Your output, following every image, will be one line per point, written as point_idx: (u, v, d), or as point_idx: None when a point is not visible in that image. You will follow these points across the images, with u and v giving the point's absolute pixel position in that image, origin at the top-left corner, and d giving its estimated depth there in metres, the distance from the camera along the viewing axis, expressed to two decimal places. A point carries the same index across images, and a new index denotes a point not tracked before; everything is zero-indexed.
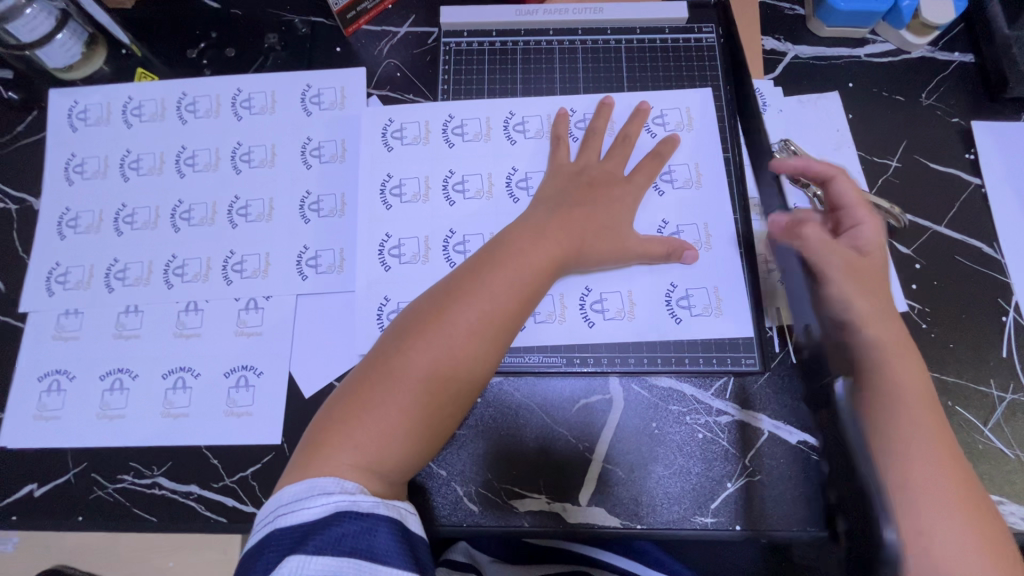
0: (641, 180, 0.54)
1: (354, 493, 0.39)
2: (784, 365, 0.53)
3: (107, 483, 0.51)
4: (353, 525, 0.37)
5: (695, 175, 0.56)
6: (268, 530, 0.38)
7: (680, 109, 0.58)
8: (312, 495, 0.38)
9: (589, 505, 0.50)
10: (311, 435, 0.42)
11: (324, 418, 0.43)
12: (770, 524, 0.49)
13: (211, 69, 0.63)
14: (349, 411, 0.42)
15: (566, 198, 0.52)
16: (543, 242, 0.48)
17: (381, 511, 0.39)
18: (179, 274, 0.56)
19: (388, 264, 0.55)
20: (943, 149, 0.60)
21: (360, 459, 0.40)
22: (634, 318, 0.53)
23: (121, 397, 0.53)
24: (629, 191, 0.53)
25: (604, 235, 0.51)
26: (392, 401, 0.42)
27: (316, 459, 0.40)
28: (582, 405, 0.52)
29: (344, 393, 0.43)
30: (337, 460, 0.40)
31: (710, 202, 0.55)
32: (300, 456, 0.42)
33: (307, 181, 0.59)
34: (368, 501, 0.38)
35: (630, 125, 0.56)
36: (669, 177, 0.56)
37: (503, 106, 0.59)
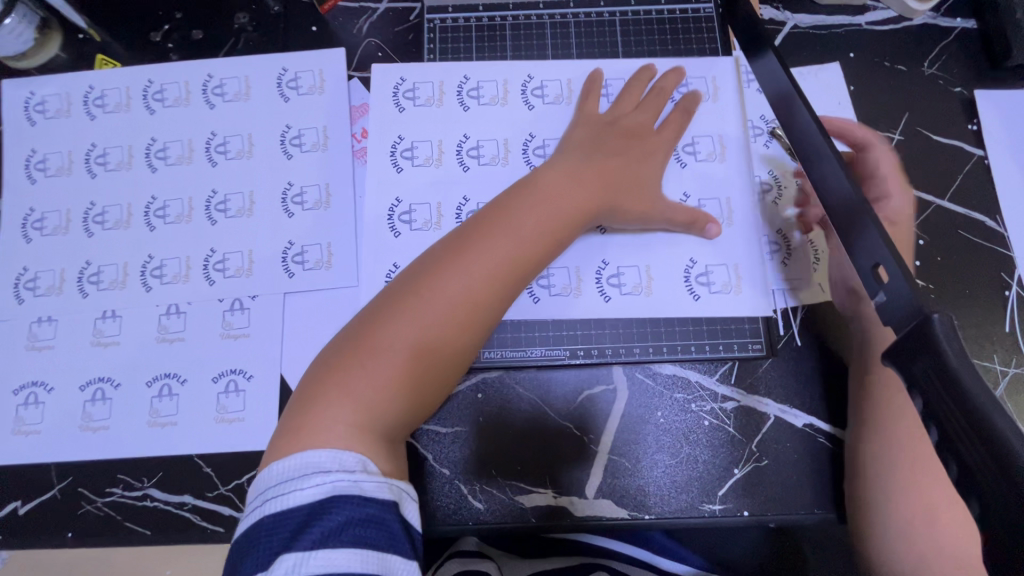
0: (671, 134, 0.53)
1: (353, 473, 0.36)
2: (789, 348, 0.52)
3: (96, 497, 0.49)
4: (354, 511, 0.34)
5: (718, 148, 0.55)
6: (260, 515, 0.35)
7: (704, 79, 0.57)
8: (307, 474, 0.35)
9: (596, 497, 0.49)
10: (303, 396, 0.40)
11: (316, 379, 0.41)
12: (778, 509, 0.49)
13: (178, 54, 0.59)
14: (343, 370, 0.40)
15: (601, 145, 0.51)
16: (573, 189, 0.48)
17: (385, 496, 0.36)
18: (157, 276, 0.53)
19: (399, 231, 0.53)
20: (945, 120, 0.58)
21: (357, 418, 0.39)
22: (651, 293, 0.52)
23: (104, 407, 0.51)
24: (661, 145, 0.53)
25: (635, 192, 0.50)
26: (390, 358, 0.40)
27: (309, 420, 0.39)
28: (586, 396, 0.51)
29: (338, 353, 0.42)
30: (332, 418, 0.38)
31: (732, 175, 0.55)
32: (292, 418, 0.40)
33: (289, 171, 0.55)
34: (371, 483, 0.36)
35: (666, 80, 0.55)
36: (691, 150, 0.55)
37: (521, 68, 0.57)
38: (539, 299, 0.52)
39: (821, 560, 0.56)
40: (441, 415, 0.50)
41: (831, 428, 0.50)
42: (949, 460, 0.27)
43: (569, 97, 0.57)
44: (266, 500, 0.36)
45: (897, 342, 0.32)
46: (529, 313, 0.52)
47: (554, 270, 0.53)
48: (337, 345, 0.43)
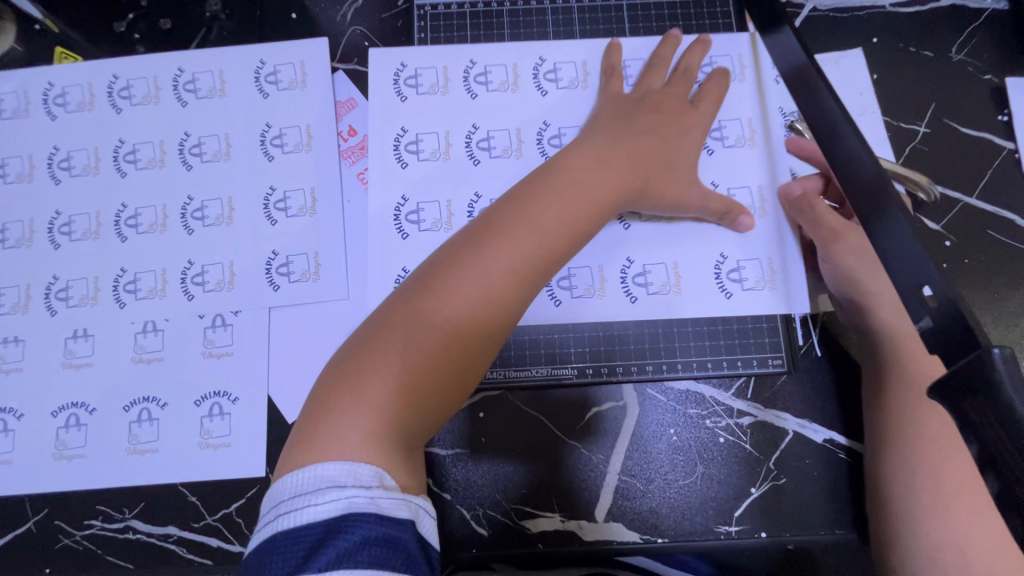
0: (707, 109, 0.49)
1: (370, 489, 0.33)
2: (809, 359, 0.49)
3: (74, 530, 0.46)
4: (372, 531, 0.31)
5: (747, 133, 0.51)
6: (269, 532, 0.32)
7: (731, 56, 0.53)
8: (321, 488, 0.33)
9: (607, 521, 0.47)
10: (316, 399, 0.37)
11: (331, 380, 0.38)
12: (797, 530, 0.46)
13: (144, 46, 0.54)
14: (358, 371, 0.37)
15: (632, 123, 0.47)
16: (601, 173, 0.43)
17: (402, 513, 0.33)
18: (131, 291, 0.49)
19: (406, 232, 0.49)
20: (974, 111, 0.54)
21: (374, 424, 0.36)
22: (681, 292, 0.48)
23: (78, 434, 0.47)
24: (697, 121, 0.49)
25: (672, 175, 0.46)
26: (408, 360, 0.37)
27: (324, 428, 0.36)
28: (594, 414, 0.48)
29: (353, 352, 0.38)
30: (348, 425, 0.35)
31: (767, 161, 0.51)
32: (305, 425, 0.37)
33: (270, 175, 0.51)
34: (389, 500, 0.33)
35: (692, 55, 0.51)
36: (718, 135, 0.51)
37: (531, 50, 0.53)
38: (560, 302, 0.48)
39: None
40: (443, 437, 0.48)
41: (851, 442, 0.48)
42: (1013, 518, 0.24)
43: (586, 81, 0.52)
44: (274, 516, 0.33)
45: (947, 377, 0.28)
46: (550, 317, 0.48)
47: (575, 270, 0.49)
48: (352, 342, 0.39)
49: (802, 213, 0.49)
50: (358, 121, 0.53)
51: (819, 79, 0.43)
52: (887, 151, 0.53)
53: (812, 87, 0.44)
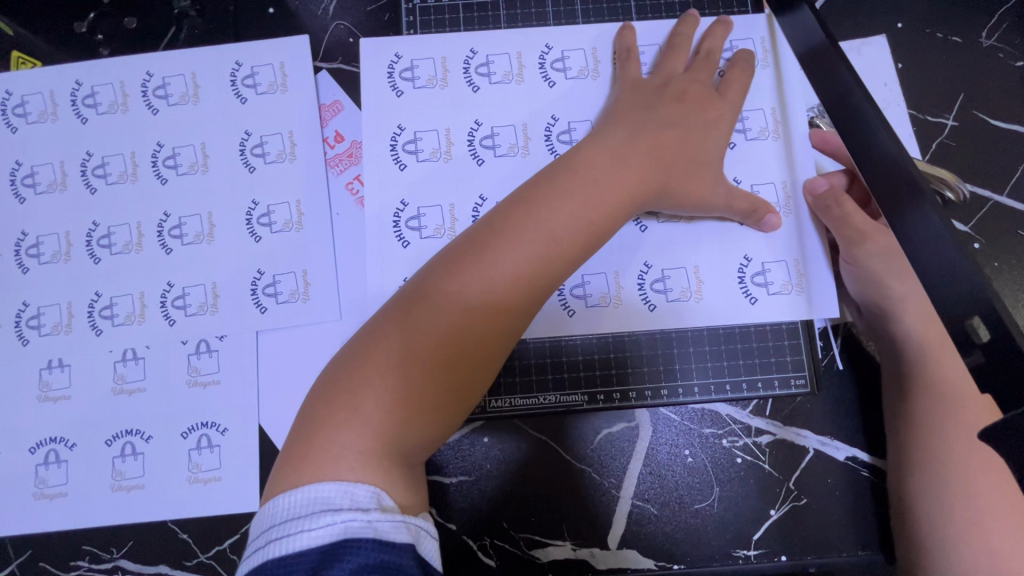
0: (735, 97, 0.45)
1: (367, 511, 0.30)
2: (831, 373, 0.46)
3: (60, 572, 0.44)
4: (368, 558, 0.28)
5: (772, 124, 0.46)
6: (258, 560, 0.29)
7: (752, 40, 0.48)
8: (314, 512, 0.30)
9: (620, 548, 0.44)
10: (309, 413, 0.35)
11: (324, 392, 0.35)
12: (819, 552, 0.44)
13: (109, 48, 0.49)
14: (353, 384, 0.34)
15: (650, 115, 0.43)
16: (616, 171, 0.40)
17: (403, 537, 0.30)
18: (108, 317, 0.46)
19: (406, 240, 0.45)
20: (1007, 101, 0.50)
21: (369, 441, 0.33)
22: (701, 300, 0.45)
23: (58, 472, 0.44)
24: (725, 111, 0.44)
25: (695, 172, 0.42)
26: (406, 372, 0.34)
27: (316, 445, 0.33)
28: (604, 437, 0.46)
29: (348, 365, 0.35)
30: (342, 441, 0.33)
31: (794, 155, 0.46)
32: (296, 441, 0.34)
33: (251, 188, 0.48)
34: (387, 523, 0.30)
35: (713, 37, 0.46)
36: (740, 127, 0.46)
37: (536, 38, 0.48)
38: (574, 311, 0.45)
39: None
40: (447, 465, 0.46)
41: (876, 459, 0.45)
42: None
43: (596, 70, 0.47)
44: (265, 541, 0.30)
45: (1002, 422, 0.25)
46: (564, 328, 0.45)
47: (589, 277, 0.45)
48: (347, 351, 0.36)
49: (827, 210, 0.44)
50: (344, 125, 0.49)
51: (845, 73, 0.40)
52: (912, 146, 0.50)
53: (838, 87, 0.40)
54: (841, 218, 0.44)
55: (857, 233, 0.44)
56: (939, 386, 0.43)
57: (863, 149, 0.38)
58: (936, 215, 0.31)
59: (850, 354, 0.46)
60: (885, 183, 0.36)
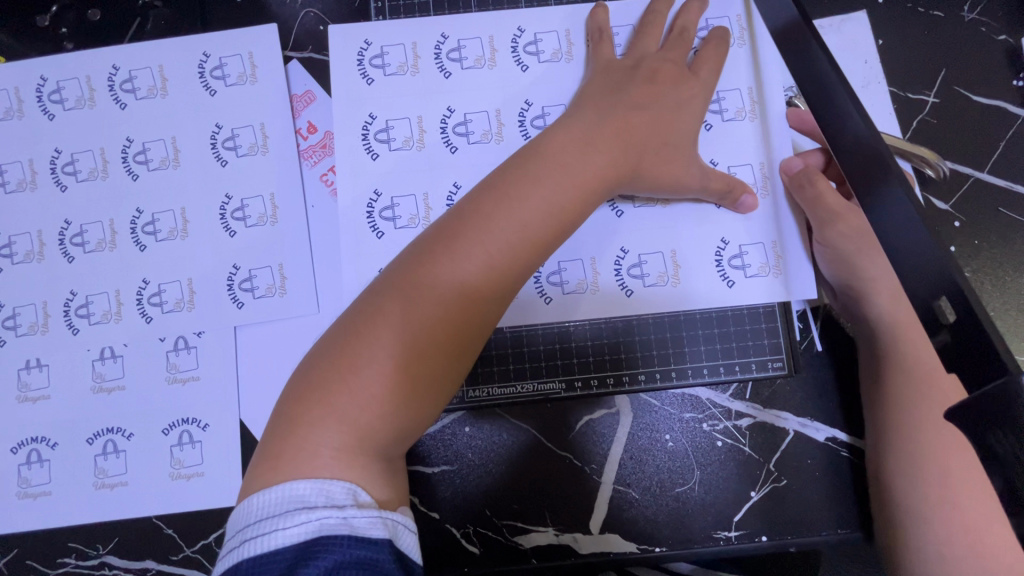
0: (707, 76, 0.44)
1: (343, 508, 0.30)
2: (810, 355, 0.46)
3: (48, 569, 0.44)
4: (344, 555, 0.29)
5: (748, 103, 0.46)
6: (234, 559, 0.30)
7: (728, 17, 0.47)
8: (290, 510, 0.30)
9: (602, 533, 0.45)
10: (283, 412, 0.34)
11: (298, 390, 0.34)
12: (799, 533, 0.45)
13: (73, 42, 0.48)
14: (327, 380, 0.34)
15: (621, 97, 0.42)
16: (585, 154, 0.39)
17: (379, 533, 0.30)
18: (84, 316, 0.46)
19: (380, 230, 0.44)
20: (988, 76, 0.50)
21: (346, 438, 0.32)
22: (679, 284, 0.44)
23: (41, 471, 0.45)
24: (698, 90, 0.44)
25: (667, 155, 0.42)
26: (380, 366, 0.34)
27: (292, 444, 0.33)
28: (584, 424, 0.46)
29: (320, 361, 0.35)
30: (318, 440, 0.32)
31: (770, 135, 0.45)
32: (271, 440, 0.33)
33: (224, 181, 0.47)
34: (363, 519, 0.30)
35: (688, 15, 0.46)
36: (716, 108, 0.46)
37: (509, 20, 0.47)
38: (551, 298, 0.45)
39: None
40: (430, 455, 0.46)
41: (855, 439, 0.45)
42: None
43: (570, 52, 0.46)
44: (242, 539, 0.30)
45: (965, 404, 0.25)
46: (541, 316, 0.45)
47: (566, 263, 0.45)
48: (320, 346, 0.36)
49: (801, 190, 0.44)
50: (317, 116, 0.48)
51: (819, 53, 0.39)
52: (893, 124, 0.49)
53: (813, 67, 0.40)
54: (813, 200, 0.43)
55: (831, 213, 0.43)
56: (911, 367, 0.43)
57: (838, 130, 0.37)
58: (908, 198, 0.31)
59: (828, 336, 0.46)
60: (861, 164, 0.35)
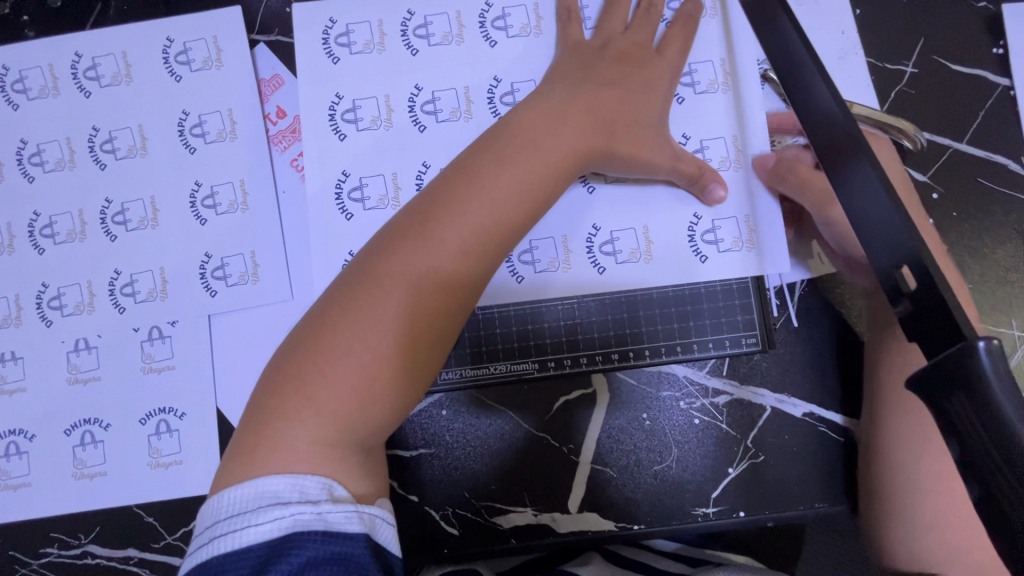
0: (674, 56, 0.44)
1: (317, 503, 0.29)
2: (786, 330, 0.46)
3: (32, 559, 0.45)
4: (318, 551, 0.28)
5: (721, 75, 0.45)
6: (203, 556, 0.28)
7: None
8: (261, 506, 0.29)
9: (580, 512, 0.45)
10: (255, 407, 0.33)
11: (270, 384, 0.33)
12: (777, 507, 0.45)
13: (35, 29, 0.48)
14: (301, 372, 0.33)
15: (590, 73, 0.42)
16: (557, 131, 0.39)
17: (355, 528, 0.29)
18: (57, 308, 0.46)
19: (349, 212, 0.44)
20: (967, 44, 0.49)
21: (322, 430, 0.31)
22: (651, 261, 0.44)
23: (20, 463, 0.45)
24: (667, 65, 0.43)
25: (637, 131, 0.41)
26: (354, 354, 0.33)
27: (264, 439, 0.31)
28: (561, 405, 0.46)
29: (292, 354, 0.34)
30: (292, 434, 0.31)
31: (742, 109, 0.45)
32: (244, 436, 0.32)
33: (193, 169, 0.46)
34: (338, 514, 0.29)
35: None
36: (688, 80, 0.45)
37: None
38: (522, 278, 0.45)
39: (815, 557, 0.48)
40: (409, 438, 0.46)
41: (832, 415, 0.45)
42: (994, 523, 0.22)
43: (539, 26, 0.45)
44: (210, 538, 0.29)
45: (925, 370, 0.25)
46: (513, 295, 0.45)
47: (537, 242, 0.44)
48: (292, 340, 0.35)
49: (783, 180, 0.44)
50: (285, 100, 0.47)
51: (791, 26, 0.39)
52: (871, 94, 0.48)
53: (783, 39, 0.39)
54: (797, 187, 0.43)
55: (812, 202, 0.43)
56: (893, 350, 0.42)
57: (808, 103, 0.37)
58: (872, 168, 0.31)
59: (802, 313, 0.46)
60: (827, 139, 0.35)
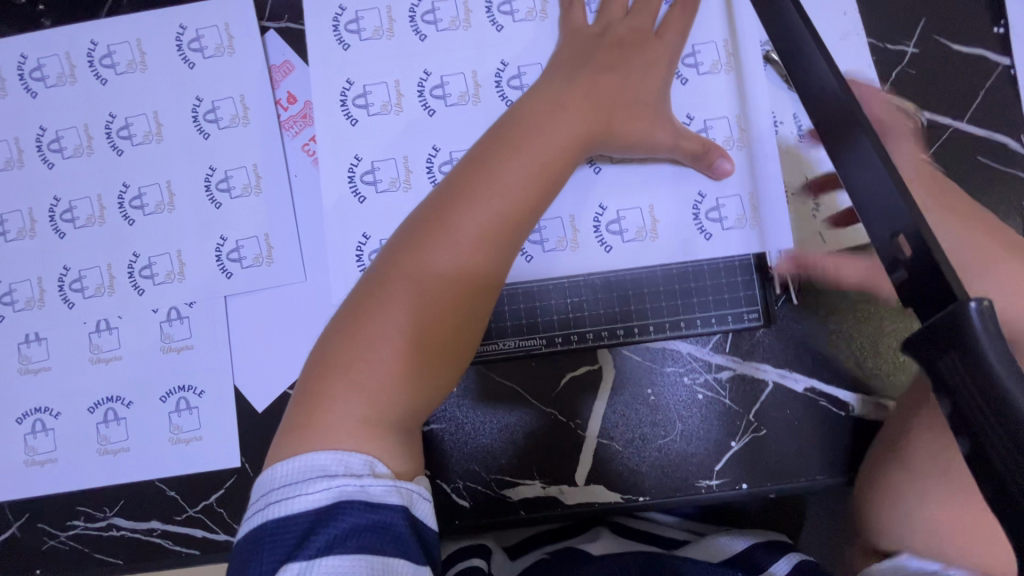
0: (674, 38, 0.44)
1: (361, 477, 0.31)
2: (789, 306, 0.47)
3: (59, 532, 0.46)
4: (359, 519, 0.29)
5: (724, 56, 0.46)
6: (259, 520, 0.30)
7: None
8: (311, 477, 0.30)
9: (587, 484, 0.46)
10: (302, 393, 0.34)
11: (313, 369, 0.35)
12: (778, 479, 0.46)
13: (50, 18, 0.49)
14: (342, 354, 0.34)
15: (588, 61, 0.43)
16: (569, 113, 0.40)
17: (394, 500, 0.31)
18: (78, 290, 0.47)
19: (362, 195, 0.45)
20: (968, 24, 0.49)
21: (368, 409, 0.33)
22: (657, 239, 0.45)
23: (46, 439, 0.46)
24: (664, 53, 0.44)
25: (636, 112, 0.42)
26: (389, 338, 0.34)
27: (312, 422, 0.33)
28: (568, 381, 0.47)
29: (332, 340, 0.35)
30: (339, 414, 0.33)
31: (745, 89, 0.45)
32: (293, 417, 0.34)
33: (208, 153, 0.47)
34: (379, 487, 0.30)
35: None
36: (691, 62, 0.46)
37: None
38: (532, 257, 0.46)
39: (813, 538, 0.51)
40: None
41: (832, 389, 0.46)
42: (983, 478, 0.23)
43: (544, 11, 0.46)
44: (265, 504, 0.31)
45: (917, 334, 0.26)
46: (523, 275, 0.46)
47: (545, 222, 0.46)
48: (328, 331, 0.36)
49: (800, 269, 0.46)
50: (295, 85, 0.48)
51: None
52: (873, 75, 0.49)
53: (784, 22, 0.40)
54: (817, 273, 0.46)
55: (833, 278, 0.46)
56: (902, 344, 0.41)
57: (807, 78, 0.38)
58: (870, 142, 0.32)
59: (804, 290, 0.46)
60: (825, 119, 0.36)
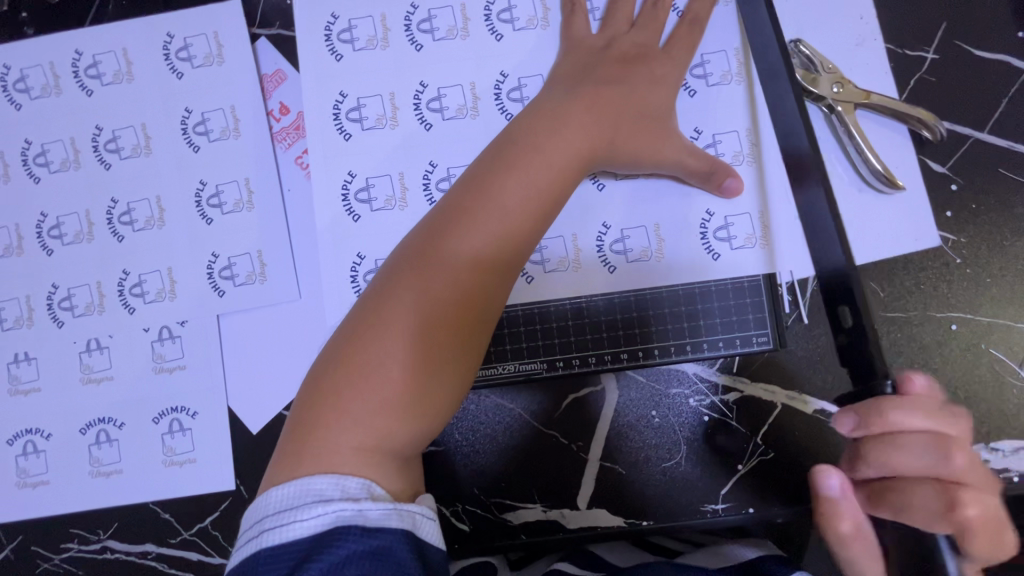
0: (681, 51, 0.43)
1: (358, 501, 0.29)
2: (799, 328, 0.45)
3: (52, 554, 0.46)
4: (357, 546, 0.28)
5: (733, 66, 0.44)
6: (252, 549, 0.29)
7: None
8: (306, 503, 0.29)
9: (589, 508, 0.45)
10: (297, 419, 0.33)
11: (309, 394, 0.33)
12: (787, 504, 0.44)
13: (34, 27, 0.47)
14: (339, 377, 0.33)
15: (591, 74, 0.41)
16: (574, 124, 0.39)
17: (393, 523, 0.29)
18: (67, 308, 0.46)
19: (356, 213, 0.44)
20: (991, 28, 0.47)
21: (367, 434, 0.31)
22: (663, 258, 0.44)
23: (38, 461, 0.46)
24: (671, 68, 0.42)
25: (643, 125, 0.41)
26: (388, 362, 0.33)
27: (308, 450, 0.31)
28: (570, 403, 0.46)
29: (330, 362, 0.34)
30: (337, 441, 0.31)
31: (755, 101, 0.43)
32: (288, 445, 0.32)
33: (198, 167, 0.46)
34: (376, 510, 0.29)
35: None
36: (700, 72, 0.44)
37: None
38: (533, 278, 0.44)
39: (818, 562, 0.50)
40: None
41: None
42: None
43: (546, 18, 0.44)
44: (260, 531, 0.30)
45: None
46: (523, 296, 0.45)
47: (548, 241, 0.44)
48: (326, 354, 0.35)
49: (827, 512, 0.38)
50: (287, 96, 0.46)
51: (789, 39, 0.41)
52: (890, 83, 0.47)
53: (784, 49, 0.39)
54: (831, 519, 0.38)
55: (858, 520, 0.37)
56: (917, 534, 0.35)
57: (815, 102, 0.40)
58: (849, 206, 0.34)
59: (816, 312, 0.45)
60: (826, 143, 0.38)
